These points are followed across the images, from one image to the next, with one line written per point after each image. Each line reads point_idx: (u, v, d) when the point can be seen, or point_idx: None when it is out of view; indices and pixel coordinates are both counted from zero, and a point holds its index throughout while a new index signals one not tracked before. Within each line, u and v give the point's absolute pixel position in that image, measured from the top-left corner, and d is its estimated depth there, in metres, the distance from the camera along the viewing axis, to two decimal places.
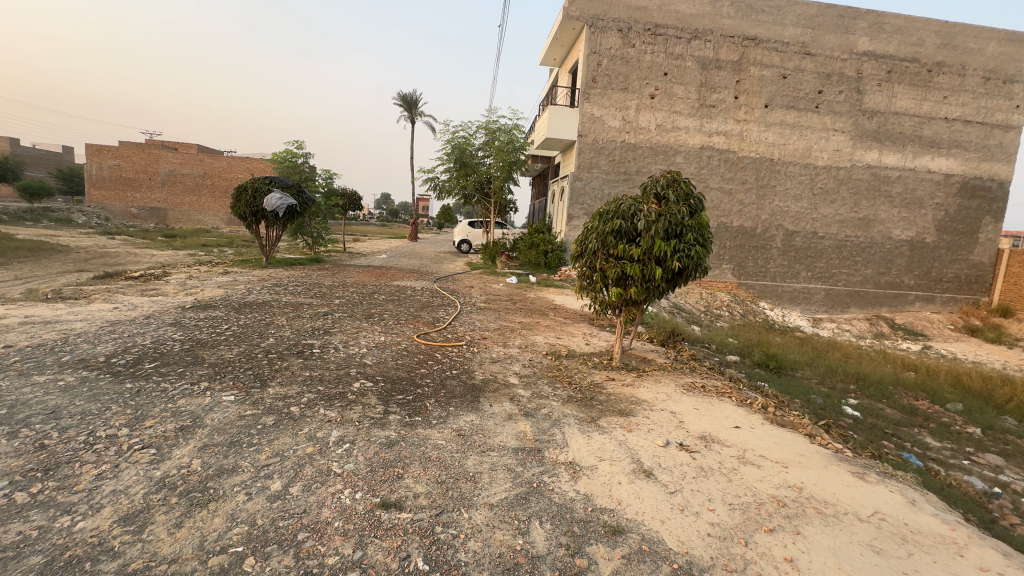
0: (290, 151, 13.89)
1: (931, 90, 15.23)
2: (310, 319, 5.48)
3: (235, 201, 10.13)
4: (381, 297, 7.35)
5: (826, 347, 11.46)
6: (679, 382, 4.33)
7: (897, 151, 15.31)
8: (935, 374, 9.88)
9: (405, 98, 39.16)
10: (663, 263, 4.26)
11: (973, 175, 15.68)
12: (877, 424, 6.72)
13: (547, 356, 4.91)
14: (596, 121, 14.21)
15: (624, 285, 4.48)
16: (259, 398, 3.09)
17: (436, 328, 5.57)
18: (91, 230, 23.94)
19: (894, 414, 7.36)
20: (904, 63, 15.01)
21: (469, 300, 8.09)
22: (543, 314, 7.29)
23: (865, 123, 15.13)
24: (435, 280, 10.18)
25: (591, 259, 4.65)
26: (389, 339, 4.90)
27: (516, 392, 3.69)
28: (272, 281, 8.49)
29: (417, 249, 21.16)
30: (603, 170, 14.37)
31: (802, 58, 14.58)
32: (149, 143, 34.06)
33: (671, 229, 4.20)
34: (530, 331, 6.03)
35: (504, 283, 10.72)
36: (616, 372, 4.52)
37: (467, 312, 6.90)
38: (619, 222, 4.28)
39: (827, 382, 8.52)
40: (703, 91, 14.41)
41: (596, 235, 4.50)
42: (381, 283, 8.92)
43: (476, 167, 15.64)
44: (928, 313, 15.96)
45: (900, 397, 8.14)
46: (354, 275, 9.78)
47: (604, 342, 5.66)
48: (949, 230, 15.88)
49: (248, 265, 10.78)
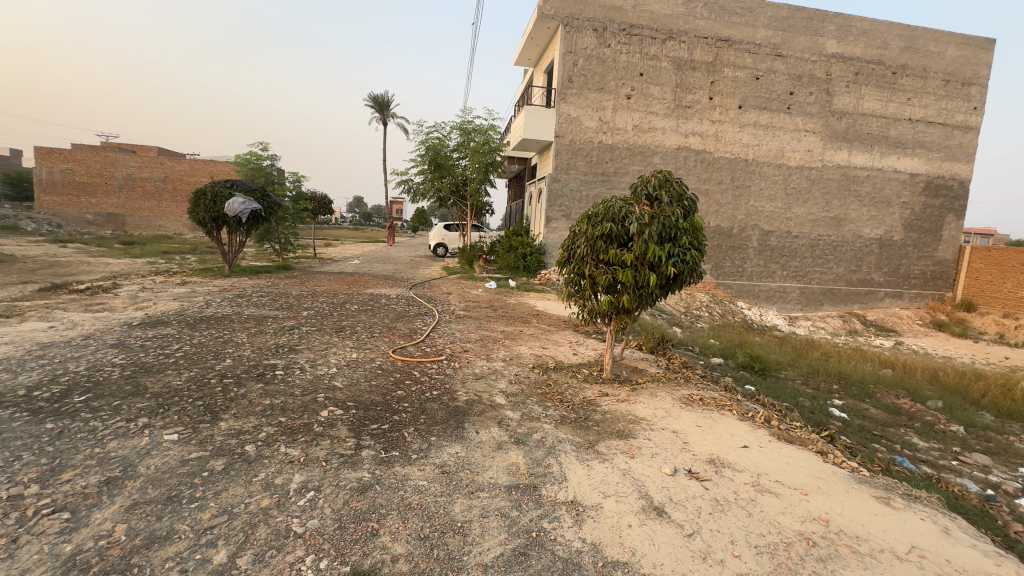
0: (255, 152, 13.17)
1: (896, 92, 15.64)
2: (274, 335, 5.01)
3: (194, 206, 9.47)
4: (353, 308, 6.88)
5: (806, 346, 11.52)
6: (675, 395, 4.07)
7: (865, 151, 15.64)
8: (911, 371, 10.00)
9: (377, 99, 38.36)
10: (657, 268, 3.99)
11: (935, 174, 16.17)
12: (864, 425, 6.65)
13: (534, 370, 4.58)
14: (573, 121, 14.02)
15: (615, 292, 4.20)
16: (207, 436, 2.66)
17: (413, 341, 5.17)
18: (41, 238, 22.44)
19: (878, 415, 7.33)
20: (870, 66, 15.37)
21: (447, 308, 7.70)
22: (526, 322, 6.97)
23: (835, 124, 15.41)
24: (411, 286, 9.75)
25: (579, 265, 4.35)
26: (362, 356, 4.48)
27: (504, 415, 3.34)
28: (234, 291, 7.89)
29: (392, 253, 20.55)
30: (581, 171, 14.18)
31: (774, 60, 14.75)
32: (105, 145, 32.34)
33: (665, 232, 3.94)
34: (514, 341, 5.70)
35: (483, 288, 10.36)
36: (609, 386, 4.23)
37: (446, 322, 6.51)
38: (610, 225, 3.99)
39: (810, 383, 8.47)
40: (679, 92, 14.40)
41: (584, 239, 4.20)
42: (354, 292, 8.44)
43: (451, 168, 15.13)
44: (897, 309, 16.36)
45: (882, 396, 8.15)
46: (325, 283, 9.26)
47: (593, 352, 5.38)
48: (915, 228, 16.35)
49: (209, 273, 10.11)
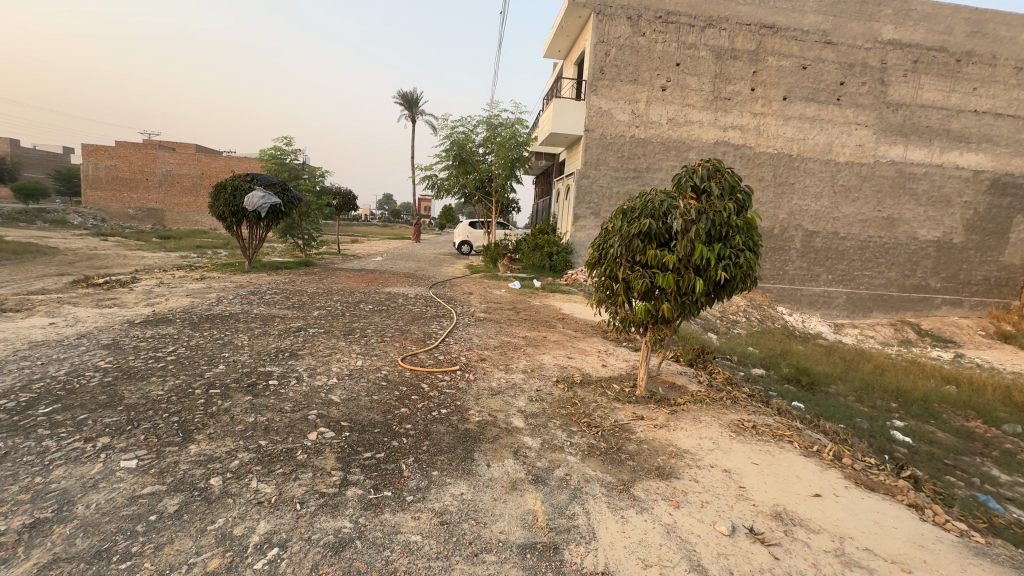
0: (278, 147, 13.10)
1: (960, 81, 14.32)
2: (278, 337, 4.65)
3: (214, 200, 9.35)
4: (368, 308, 6.50)
5: (856, 357, 10.58)
6: (723, 421, 3.48)
7: (923, 146, 14.40)
8: (978, 389, 8.98)
9: (406, 96, 38.35)
10: (704, 273, 3.42)
11: (1004, 171, 14.76)
12: (933, 452, 5.85)
13: (557, 385, 4.05)
14: (603, 115, 13.38)
15: (653, 299, 3.65)
16: (170, 464, 2.26)
17: (426, 347, 4.73)
18: (85, 231, 23.25)
19: (947, 439, 6.48)
20: (931, 53, 14.11)
21: (467, 310, 7.25)
22: (550, 326, 6.45)
23: (890, 116, 14.24)
24: (431, 285, 9.36)
25: (611, 267, 3.81)
26: (367, 364, 4.05)
27: (523, 444, 2.85)
28: (249, 288, 7.66)
29: (416, 251, 20.35)
30: (611, 166, 13.52)
31: (823, 47, 13.70)
32: (147, 143, 33.44)
33: (714, 231, 3.35)
34: (537, 349, 5.18)
35: (507, 288, 9.88)
36: (644, 408, 3.67)
37: (464, 325, 6.04)
38: (648, 221, 3.44)
39: (864, 400, 7.64)
40: (718, 83, 13.55)
41: (617, 237, 3.67)
42: (371, 290, 8.11)
43: (476, 164, 14.72)
44: (956, 318, 15.03)
45: (949, 417, 7.27)
46: (343, 281, 8.98)
47: (625, 364, 4.81)
48: (978, 230, 14.97)
49: (230, 269, 9.99)
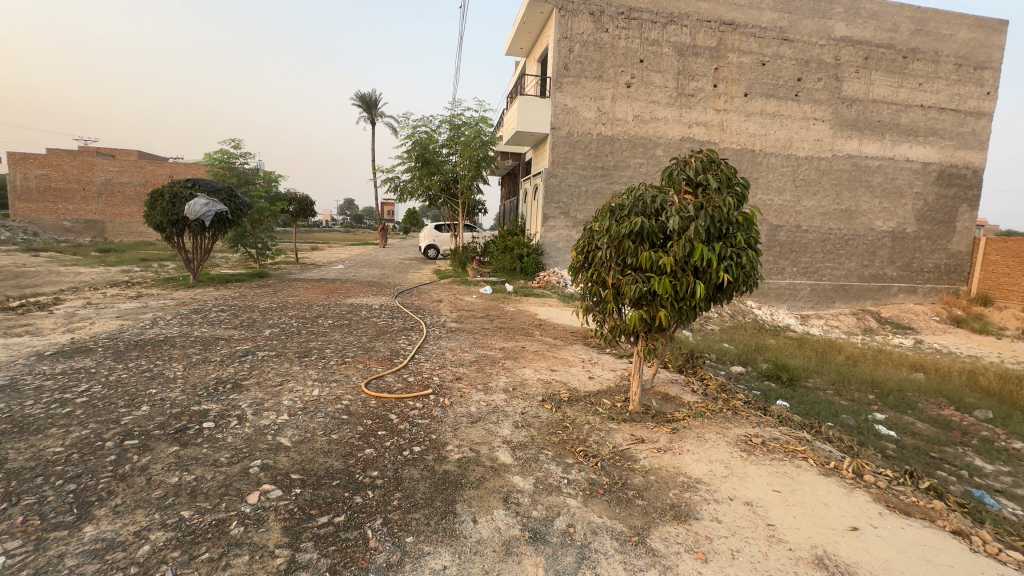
0: (226, 150, 12.14)
1: (907, 77, 14.85)
2: (220, 365, 4.01)
3: (150, 208, 8.45)
4: (327, 324, 5.88)
5: (827, 348, 10.68)
6: (730, 438, 3.14)
7: (876, 140, 14.85)
8: (944, 374, 9.17)
9: (364, 98, 37.17)
10: (705, 275, 3.08)
11: (949, 163, 15.42)
12: (918, 445, 5.76)
13: (544, 405, 3.61)
14: (569, 112, 13.11)
15: (648, 306, 3.30)
16: (51, 561, 1.69)
17: (393, 367, 4.20)
18: (12, 247, 21.18)
19: (927, 430, 6.46)
20: (880, 50, 14.57)
21: (437, 320, 6.73)
22: (528, 335, 6.03)
23: (844, 111, 14.62)
24: (397, 294, 8.78)
25: (600, 271, 3.44)
26: (324, 393, 3.50)
27: (514, 487, 2.41)
28: (192, 305, 6.87)
29: (380, 256, 19.53)
30: (579, 165, 13.27)
31: (780, 44, 13.91)
32: (83, 150, 31.03)
33: (713, 229, 3.03)
34: (516, 363, 4.74)
35: (478, 294, 9.41)
36: (642, 426, 3.30)
37: (435, 338, 5.53)
38: (641, 220, 3.08)
39: (843, 393, 7.59)
40: (682, 79, 13.53)
41: (604, 238, 3.29)
42: (332, 302, 7.48)
43: (440, 165, 14.16)
44: (911, 305, 15.58)
45: (924, 407, 7.31)
46: (299, 293, 8.28)
47: (613, 375, 4.44)
48: (928, 220, 15.58)
49: (172, 284, 9.08)
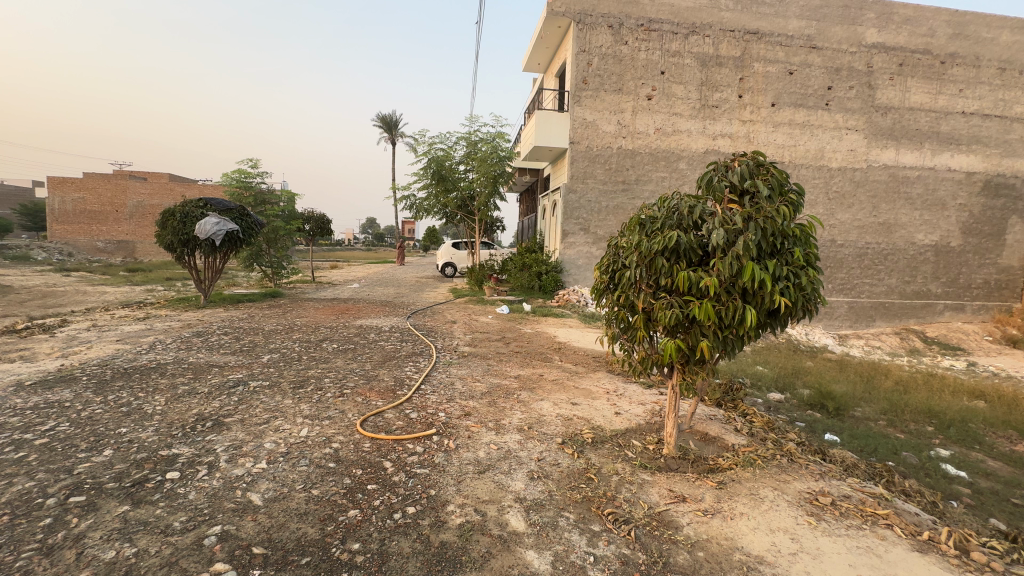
0: (243, 170, 12.13)
1: (946, 82, 14.09)
2: (206, 398, 3.64)
3: (162, 228, 8.34)
4: (331, 349, 5.49)
5: (871, 371, 9.85)
6: (791, 497, 2.58)
7: (914, 149, 14.05)
8: (1009, 402, 8.26)
9: (385, 119, 37.80)
10: (756, 299, 2.58)
11: (995, 172, 14.47)
12: (996, 489, 5.00)
13: (564, 449, 3.12)
14: (588, 126, 12.78)
15: (686, 335, 2.81)
16: None
17: (394, 401, 3.75)
18: (46, 267, 21.77)
19: (1002, 470, 5.65)
20: (916, 56, 13.88)
21: (448, 343, 6.30)
22: (546, 361, 5.54)
23: (879, 120, 13.90)
24: (410, 315, 8.40)
25: (628, 294, 2.97)
26: (313, 433, 3.07)
27: (527, 569, 1.92)
28: (197, 328, 6.60)
29: (396, 275, 19.28)
30: (599, 180, 12.86)
31: (808, 52, 13.37)
32: (118, 174, 32.18)
33: (765, 244, 2.54)
34: (533, 395, 4.24)
35: (494, 314, 8.99)
36: (682, 479, 2.76)
37: (445, 365, 5.08)
38: (676, 234, 2.63)
39: (896, 424, 6.81)
40: (705, 90, 13.07)
41: (633, 256, 2.84)
42: (340, 324, 7.15)
43: (456, 182, 13.92)
44: (960, 324, 14.48)
45: (993, 441, 6.48)
46: (309, 314, 7.98)
47: (642, 411, 3.91)
48: (974, 233, 14.58)
49: (183, 304, 8.91)
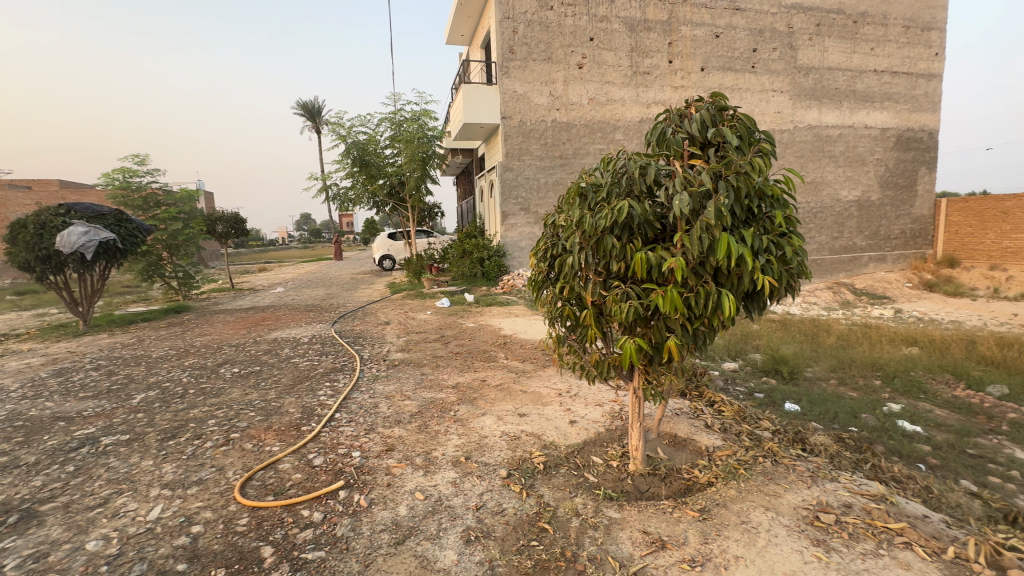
0: (126, 167, 10.43)
1: (859, 42, 14.53)
2: (26, 475, 2.67)
3: (13, 244, 6.87)
4: (229, 375, 4.51)
5: (813, 328, 9.95)
6: (788, 520, 2.10)
7: (835, 108, 14.44)
8: (940, 345, 8.49)
9: (306, 106, 35.07)
10: (732, 279, 2.03)
11: (906, 127, 15.20)
12: (952, 441, 4.87)
13: (509, 485, 2.48)
14: (520, 99, 12.02)
15: (649, 331, 2.24)
16: None
17: (296, 444, 2.96)
18: None
19: (950, 419, 5.58)
20: (831, 16, 14.16)
21: (377, 351, 5.46)
22: (490, 361, 4.87)
23: (802, 81, 14.11)
24: (336, 319, 7.41)
25: (572, 286, 2.35)
26: (167, 514, 2.24)
27: None
28: (62, 364, 5.34)
29: (330, 273, 17.85)
30: (535, 155, 12.21)
31: (732, 14, 13.27)
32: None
33: (739, 209, 1.98)
34: (473, 409, 3.57)
35: (433, 309, 8.18)
36: (656, 510, 2.22)
37: (370, 380, 4.27)
38: (626, 203, 2.03)
39: (846, 383, 6.72)
40: (635, 57, 12.65)
41: (575, 236, 2.22)
42: (249, 340, 6.10)
43: (383, 166, 12.78)
44: (883, 274, 15.23)
45: (936, 389, 6.50)
46: (214, 331, 6.81)
47: (601, 415, 3.36)
48: (891, 186, 15.29)
49: (56, 333, 7.45)
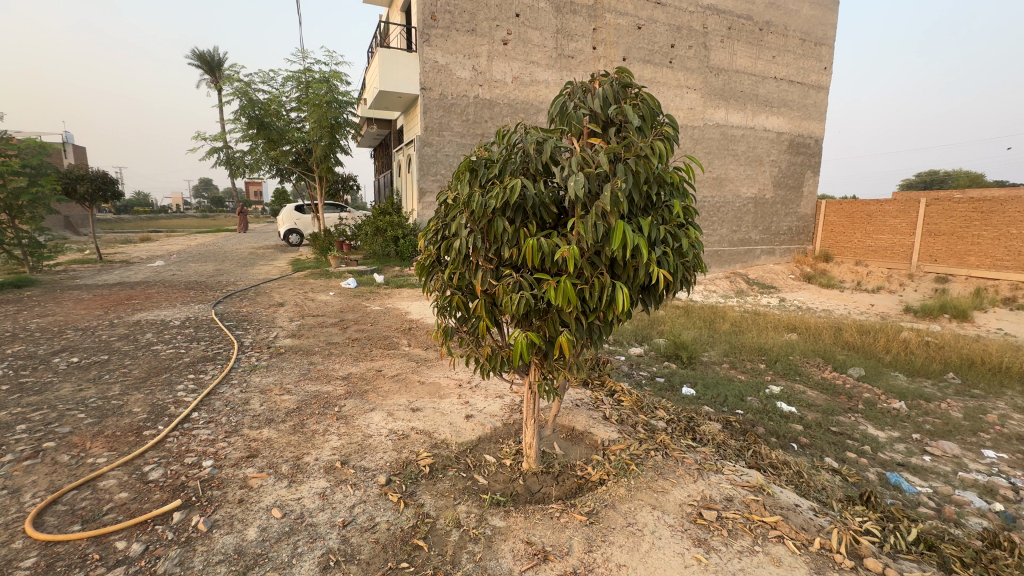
0: None
1: (763, 49, 15.57)
2: None
3: None
4: (63, 366, 3.72)
5: (711, 314, 10.66)
6: (673, 519, 2.06)
7: (740, 109, 15.44)
8: (814, 331, 9.46)
9: (202, 56, 31.05)
10: (628, 270, 1.89)
11: (797, 133, 16.69)
12: (820, 420, 5.37)
13: (387, 494, 2.21)
14: (441, 70, 11.38)
15: (543, 325, 2.06)
16: None
17: (130, 454, 2.44)
18: None
19: (819, 399, 6.18)
20: (740, 20, 14.99)
21: (262, 336, 4.84)
22: (390, 348, 4.50)
23: (713, 81, 14.88)
24: (220, 299, 6.55)
25: (461, 273, 2.10)
26: None
27: None
28: None
29: (227, 246, 16.10)
30: (455, 131, 11.70)
31: (654, 8, 13.58)
32: None
33: (638, 196, 1.84)
34: (361, 405, 3.22)
35: (337, 290, 7.55)
36: (543, 515, 2.08)
37: (245, 372, 3.73)
38: (519, 181, 1.80)
39: (736, 367, 7.23)
40: (560, 39, 12.50)
41: (463, 218, 1.97)
42: (103, 322, 5.16)
43: (286, 130, 11.56)
44: (772, 266, 16.78)
45: (809, 372, 7.19)
46: (58, 310, 5.70)
47: (500, 409, 3.18)
48: (782, 186, 16.78)
49: None
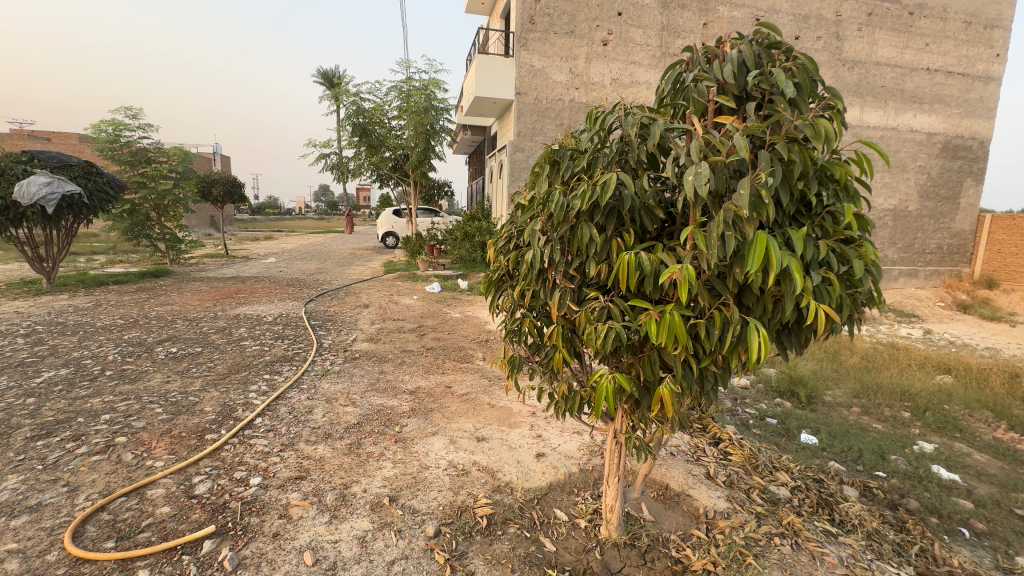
0: (117, 120, 9.89)
1: (912, 36, 13.28)
2: None
3: None
4: (161, 356, 3.92)
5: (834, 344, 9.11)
6: None
7: (878, 107, 13.31)
8: (977, 375, 7.59)
9: (325, 74, 34.41)
10: (770, 302, 1.33)
11: (955, 134, 13.98)
12: (998, 497, 4.11)
13: (433, 551, 1.85)
14: (537, 74, 11.16)
15: (637, 367, 1.57)
16: None
17: (186, 460, 2.35)
18: None
19: (992, 467, 4.81)
20: (884, 5, 12.95)
21: (342, 338, 4.83)
22: (463, 362, 4.21)
23: (845, 75, 12.99)
24: (312, 298, 6.80)
25: (533, 293, 1.68)
26: None
27: None
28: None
29: (331, 247, 17.30)
30: (548, 136, 11.38)
31: None
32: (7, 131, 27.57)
33: (789, 198, 1.28)
34: (424, 427, 2.92)
35: (421, 294, 7.53)
36: None
37: (316, 376, 3.65)
38: (614, 175, 1.33)
39: (871, 413, 5.93)
40: (666, 36, 11.64)
41: (539, 223, 1.54)
42: (208, 314, 5.52)
43: (387, 137, 12.07)
44: (913, 290, 14.18)
45: (974, 428, 5.68)
46: (176, 301, 6.23)
47: (577, 449, 2.71)
48: (932, 196, 14.15)
49: (16, 289, 7.01)
